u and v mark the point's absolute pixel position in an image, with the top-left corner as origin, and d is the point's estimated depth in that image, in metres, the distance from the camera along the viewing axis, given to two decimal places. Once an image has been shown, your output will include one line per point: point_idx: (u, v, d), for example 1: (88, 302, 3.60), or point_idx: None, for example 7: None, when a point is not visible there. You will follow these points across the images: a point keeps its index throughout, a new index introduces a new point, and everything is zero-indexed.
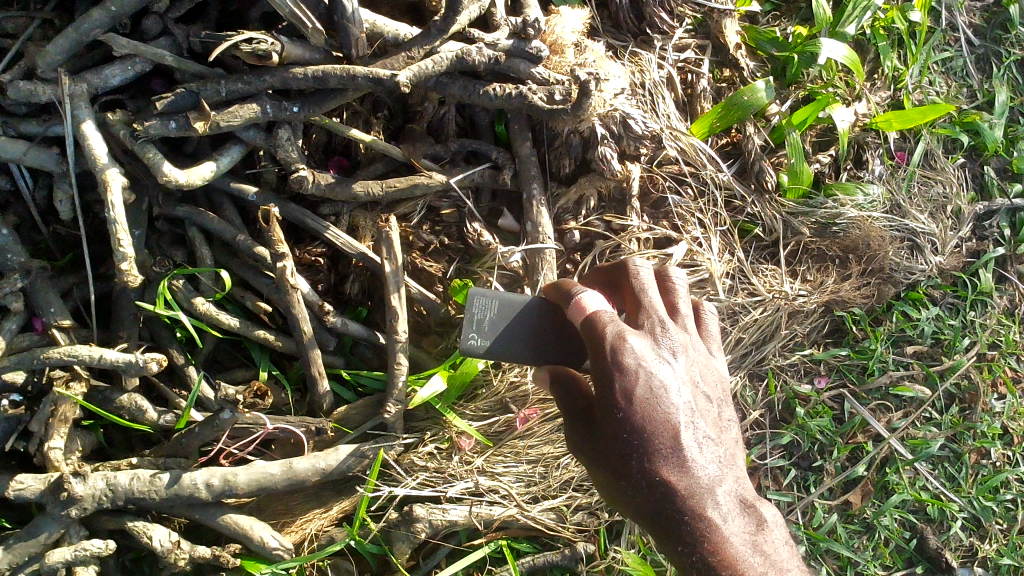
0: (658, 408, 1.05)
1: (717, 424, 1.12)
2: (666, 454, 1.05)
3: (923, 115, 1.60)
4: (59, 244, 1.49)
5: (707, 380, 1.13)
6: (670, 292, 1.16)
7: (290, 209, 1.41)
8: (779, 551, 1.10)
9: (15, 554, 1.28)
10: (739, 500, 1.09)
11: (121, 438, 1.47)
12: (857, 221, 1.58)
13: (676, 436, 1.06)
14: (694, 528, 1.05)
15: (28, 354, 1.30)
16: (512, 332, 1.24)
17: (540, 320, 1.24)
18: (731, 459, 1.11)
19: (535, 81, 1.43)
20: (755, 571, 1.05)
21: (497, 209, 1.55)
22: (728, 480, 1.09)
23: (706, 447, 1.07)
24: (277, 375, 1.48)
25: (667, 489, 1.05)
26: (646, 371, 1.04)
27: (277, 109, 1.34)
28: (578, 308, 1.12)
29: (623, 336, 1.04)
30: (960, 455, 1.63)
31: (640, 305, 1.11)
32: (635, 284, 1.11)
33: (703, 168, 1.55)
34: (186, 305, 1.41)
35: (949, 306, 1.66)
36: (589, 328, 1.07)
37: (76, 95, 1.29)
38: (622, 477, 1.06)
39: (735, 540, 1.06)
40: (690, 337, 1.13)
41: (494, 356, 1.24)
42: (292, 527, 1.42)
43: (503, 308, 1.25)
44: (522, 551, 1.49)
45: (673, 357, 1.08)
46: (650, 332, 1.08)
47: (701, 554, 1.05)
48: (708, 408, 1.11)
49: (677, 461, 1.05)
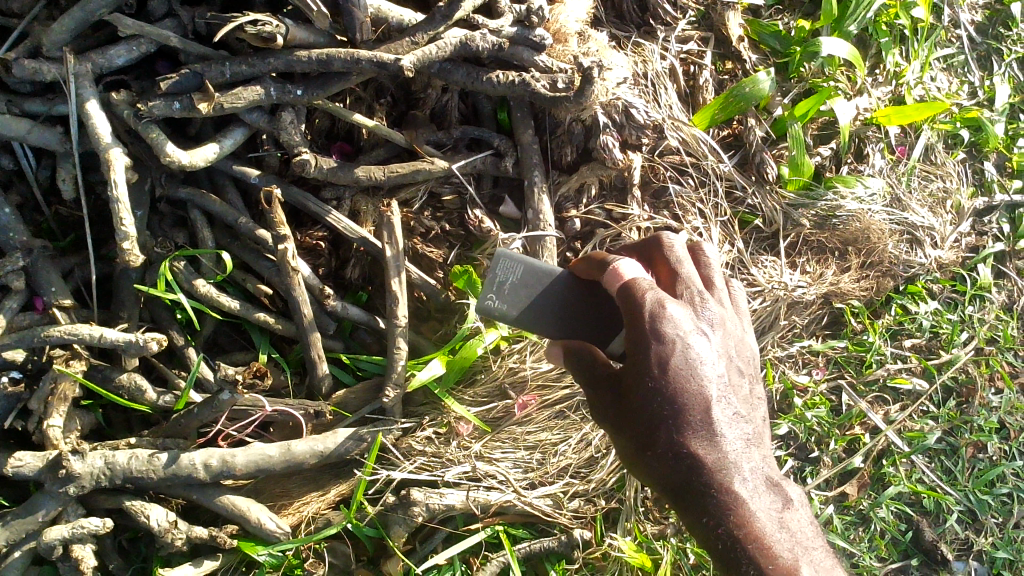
0: (691, 381, 1.05)
1: (747, 401, 1.13)
2: (695, 427, 1.06)
3: (920, 112, 1.60)
4: (61, 225, 1.49)
5: (738, 356, 1.15)
6: (704, 266, 1.18)
7: (292, 193, 1.42)
8: (804, 530, 1.14)
9: (11, 530, 1.29)
10: (765, 478, 1.12)
11: (120, 419, 1.47)
12: (856, 214, 1.58)
13: (707, 410, 1.06)
14: (720, 501, 1.08)
15: (28, 332, 1.30)
16: (528, 300, 1.24)
17: (563, 295, 1.24)
18: (758, 437, 1.13)
19: (537, 69, 1.44)
20: (780, 547, 1.08)
21: (498, 196, 1.55)
22: (755, 458, 1.11)
23: (735, 424, 1.09)
24: (277, 358, 1.48)
25: (694, 461, 1.07)
26: (683, 342, 1.04)
27: (281, 91, 1.34)
28: (614, 274, 1.13)
29: (662, 305, 1.04)
30: (956, 448, 1.63)
31: (676, 277, 1.12)
32: (671, 258, 1.13)
33: (705, 159, 1.56)
34: (186, 286, 1.41)
35: (948, 300, 1.68)
36: (627, 294, 1.07)
37: (81, 75, 1.29)
38: (649, 447, 1.07)
39: (761, 515, 1.09)
40: (726, 311, 1.14)
41: (504, 319, 1.25)
42: (290, 510, 1.43)
43: (528, 275, 1.25)
44: (519, 537, 1.49)
45: (710, 330, 1.09)
46: (689, 303, 1.09)
47: (726, 526, 1.08)
48: (739, 383, 1.13)
49: (706, 434, 1.06)
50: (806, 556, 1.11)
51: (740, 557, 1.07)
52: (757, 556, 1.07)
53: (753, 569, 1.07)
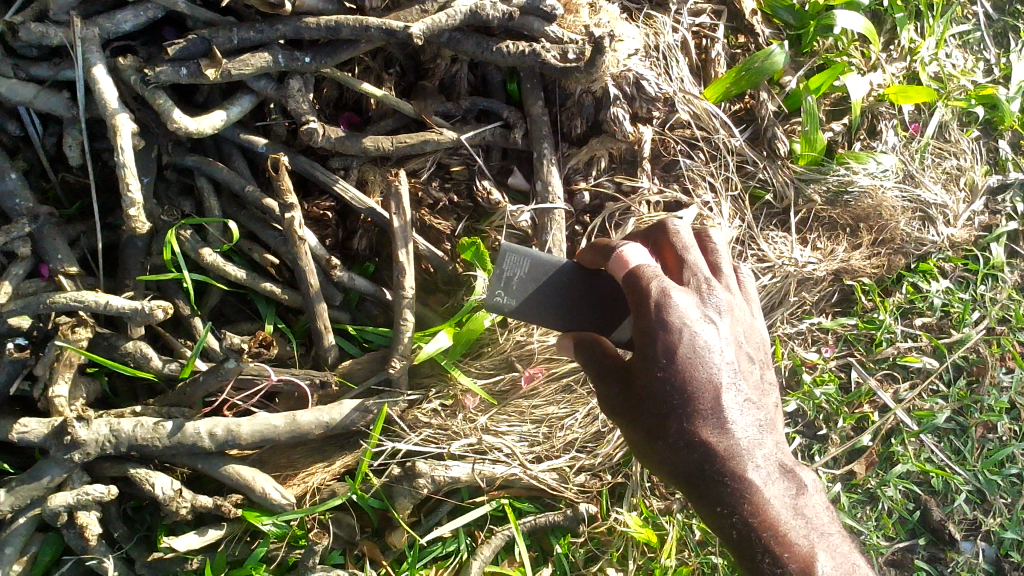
0: (700, 370, 1.04)
1: (758, 387, 1.13)
2: (706, 415, 1.05)
3: (919, 95, 1.59)
4: (67, 192, 1.48)
5: (748, 342, 1.14)
6: (711, 252, 1.15)
7: (300, 162, 1.41)
8: (820, 515, 1.15)
9: (16, 496, 1.28)
10: (778, 465, 1.12)
11: (125, 388, 1.47)
12: (868, 190, 1.57)
13: (717, 398, 1.05)
14: (734, 489, 1.07)
15: (33, 299, 1.30)
16: (540, 294, 1.21)
17: (571, 286, 1.22)
18: (770, 423, 1.13)
19: (548, 40, 1.43)
20: (796, 534, 1.10)
21: (507, 168, 1.54)
22: (767, 444, 1.11)
23: (746, 411, 1.08)
24: (282, 328, 1.47)
25: (706, 450, 1.06)
26: (690, 331, 1.02)
27: (289, 59, 1.33)
28: (619, 262, 1.10)
29: (669, 294, 1.02)
30: (966, 428, 1.62)
31: (683, 264, 1.10)
32: (677, 243, 1.10)
33: (716, 133, 1.55)
34: (192, 255, 1.40)
35: (959, 279, 1.66)
36: (632, 282, 1.05)
37: (88, 39, 1.28)
38: (659, 437, 1.06)
39: (775, 503, 1.09)
40: (734, 296, 1.12)
41: (518, 317, 1.21)
42: (296, 480, 1.42)
43: (533, 269, 1.22)
44: (524, 511, 1.48)
45: (717, 317, 1.07)
46: (696, 290, 1.07)
47: (741, 515, 1.08)
48: (749, 369, 1.12)
49: (717, 422, 1.06)
50: (822, 541, 1.12)
51: (757, 546, 1.09)
52: (773, 544, 1.09)
53: (770, 557, 1.08)
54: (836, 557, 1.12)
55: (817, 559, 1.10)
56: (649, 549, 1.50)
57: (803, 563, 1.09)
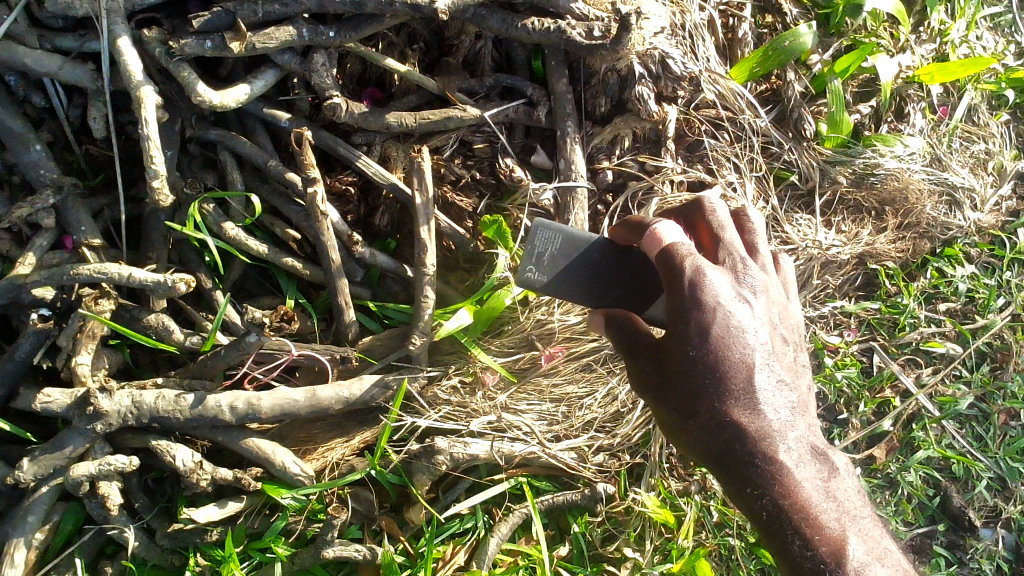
0: (733, 348, 1.03)
1: (792, 369, 1.12)
2: (738, 395, 1.04)
3: (964, 68, 1.56)
4: (91, 164, 1.49)
5: (782, 323, 1.14)
6: (748, 233, 1.15)
7: (323, 137, 1.41)
8: (851, 499, 1.14)
9: (40, 465, 1.29)
10: (810, 447, 1.11)
11: (147, 359, 1.48)
12: (895, 172, 1.55)
13: (750, 377, 1.05)
14: (765, 471, 1.06)
15: (57, 270, 1.31)
16: (571, 270, 1.23)
17: (602, 262, 1.22)
18: (803, 406, 1.12)
19: (574, 16, 1.42)
20: (826, 517, 1.09)
21: (530, 146, 1.53)
22: (799, 426, 1.10)
23: (779, 392, 1.07)
24: (303, 303, 1.48)
25: (737, 431, 1.05)
26: (723, 310, 1.02)
27: (313, 33, 1.33)
28: (654, 239, 1.11)
29: (702, 272, 1.02)
30: (988, 415, 1.60)
31: (718, 242, 1.10)
32: (712, 222, 1.11)
33: (741, 113, 1.53)
34: (215, 229, 1.40)
35: (985, 264, 1.64)
36: (665, 259, 1.05)
37: (113, 11, 1.28)
38: (690, 417, 1.06)
39: (806, 485, 1.08)
40: (769, 277, 1.12)
41: (549, 292, 1.24)
42: (314, 455, 1.43)
43: (564, 245, 1.24)
44: (541, 489, 1.48)
45: (752, 298, 1.07)
46: (731, 269, 1.07)
47: (772, 497, 1.07)
48: (783, 351, 1.11)
49: (749, 402, 1.05)
50: (854, 525, 1.11)
51: (786, 528, 1.08)
52: (803, 526, 1.08)
53: (800, 539, 1.08)
54: (866, 542, 1.11)
55: (848, 543, 1.08)
56: (667, 530, 1.50)
57: (834, 547, 1.07)
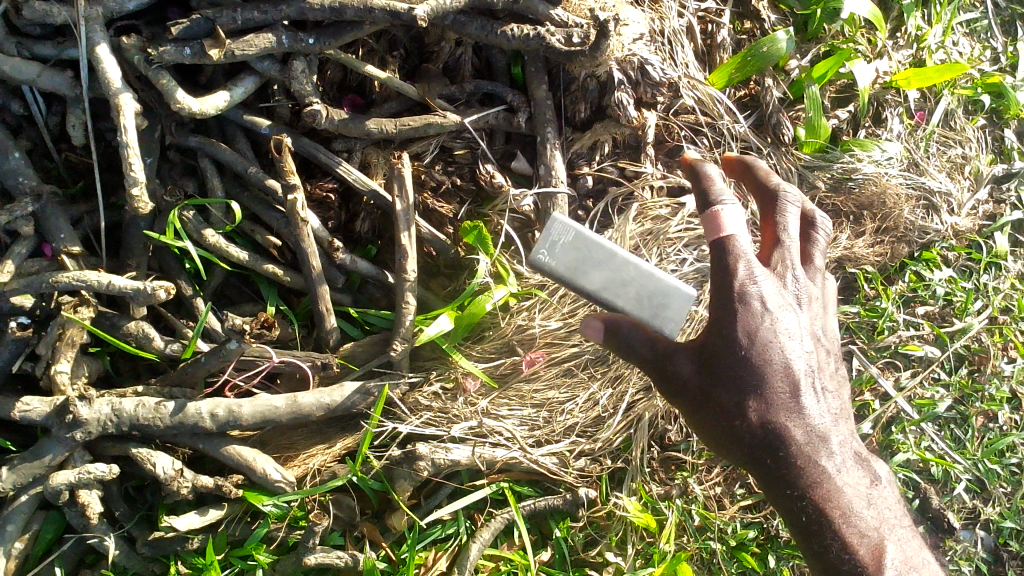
0: (776, 355, 1.16)
1: (832, 378, 1.26)
2: (782, 401, 1.17)
3: (940, 74, 1.57)
4: (70, 172, 1.48)
5: (827, 336, 1.28)
6: (810, 242, 1.31)
7: (303, 143, 1.41)
8: (890, 506, 1.25)
9: (18, 474, 1.29)
10: (850, 452, 1.23)
11: (127, 367, 1.47)
12: (872, 177, 1.57)
13: (792, 382, 1.18)
14: (805, 472, 1.18)
15: (36, 278, 1.31)
16: (582, 264, 1.24)
17: (614, 263, 1.25)
18: (842, 413, 1.24)
19: (552, 23, 1.44)
20: (867, 524, 1.20)
21: (510, 152, 1.54)
22: (840, 432, 1.22)
23: (821, 398, 1.20)
24: (284, 310, 1.47)
25: (780, 434, 1.17)
26: (771, 318, 1.16)
27: (293, 40, 1.33)
28: (713, 219, 1.18)
29: (753, 280, 1.16)
30: (967, 417, 1.60)
31: (777, 245, 1.24)
32: (777, 228, 1.24)
33: (720, 118, 1.54)
34: (195, 236, 1.40)
35: (962, 268, 1.65)
36: (719, 256, 1.17)
37: (92, 18, 1.27)
38: (736, 419, 1.17)
39: (846, 489, 1.20)
40: (818, 288, 1.27)
41: (556, 279, 1.25)
42: (295, 461, 1.42)
43: (578, 238, 1.24)
44: (523, 494, 1.48)
45: (797, 307, 1.21)
46: (779, 276, 1.21)
47: (810, 498, 1.19)
48: (825, 360, 1.25)
49: (792, 406, 1.17)
50: (892, 533, 1.21)
51: (824, 530, 1.19)
52: (841, 531, 1.19)
53: (839, 543, 1.18)
54: (905, 550, 1.21)
55: (885, 551, 1.19)
56: (649, 534, 1.48)
57: (873, 554, 1.18)
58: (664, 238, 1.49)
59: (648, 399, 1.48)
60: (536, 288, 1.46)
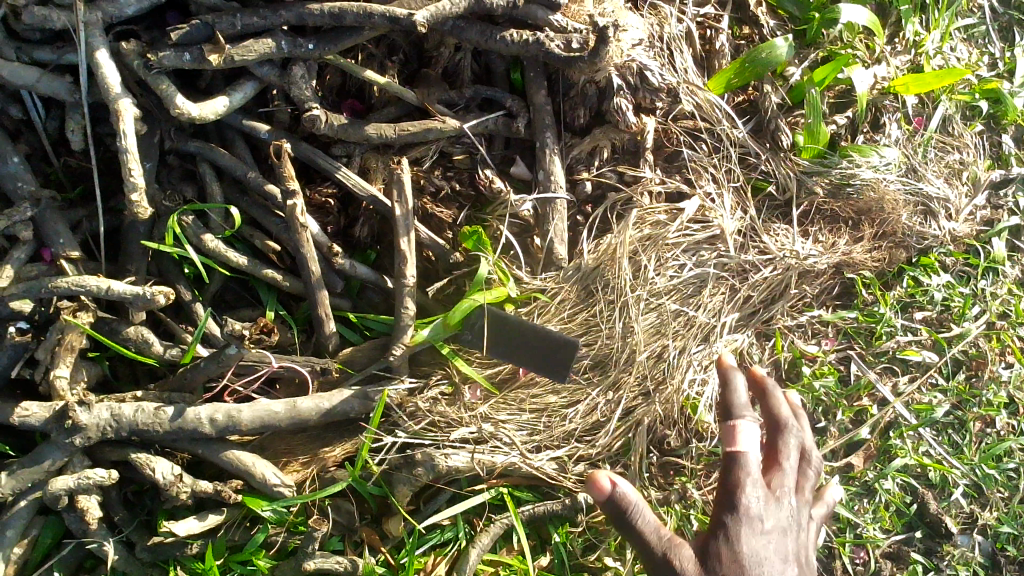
0: (750, 502, 1.18)
1: (801, 548, 1.25)
2: (757, 544, 1.16)
3: (938, 80, 1.58)
4: (69, 176, 1.48)
5: (811, 550, 1.27)
6: (802, 471, 1.33)
7: (302, 148, 1.41)
8: None
9: (17, 479, 1.29)
10: None
11: (126, 372, 1.47)
12: (870, 183, 1.56)
13: None
14: None
15: (35, 283, 1.31)
16: (498, 338, 1.42)
17: (523, 334, 1.41)
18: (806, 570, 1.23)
19: (552, 28, 1.44)
20: None
21: (510, 157, 1.54)
22: None
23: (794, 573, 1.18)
24: (283, 315, 1.47)
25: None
26: (759, 537, 1.17)
27: (293, 45, 1.34)
28: (730, 432, 1.22)
29: (753, 499, 1.18)
30: (964, 422, 1.60)
31: (778, 468, 1.27)
32: (783, 452, 1.28)
33: (719, 124, 1.55)
34: (194, 241, 1.40)
35: (960, 273, 1.66)
36: (729, 467, 1.21)
37: (91, 23, 1.27)
38: None
39: None
40: (804, 522, 1.28)
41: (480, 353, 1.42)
42: (294, 467, 1.42)
43: (500, 319, 1.42)
44: (522, 499, 1.48)
45: (785, 533, 1.21)
46: (775, 493, 1.22)
47: None
48: (801, 544, 1.25)
49: (766, 559, 1.16)
50: None
51: None
52: None
53: None
54: None
55: None
56: (647, 540, 1.50)
57: None
58: (662, 244, 1.48)
59: (647, 404, 1.48)
60: (536, 292, 1.48)
